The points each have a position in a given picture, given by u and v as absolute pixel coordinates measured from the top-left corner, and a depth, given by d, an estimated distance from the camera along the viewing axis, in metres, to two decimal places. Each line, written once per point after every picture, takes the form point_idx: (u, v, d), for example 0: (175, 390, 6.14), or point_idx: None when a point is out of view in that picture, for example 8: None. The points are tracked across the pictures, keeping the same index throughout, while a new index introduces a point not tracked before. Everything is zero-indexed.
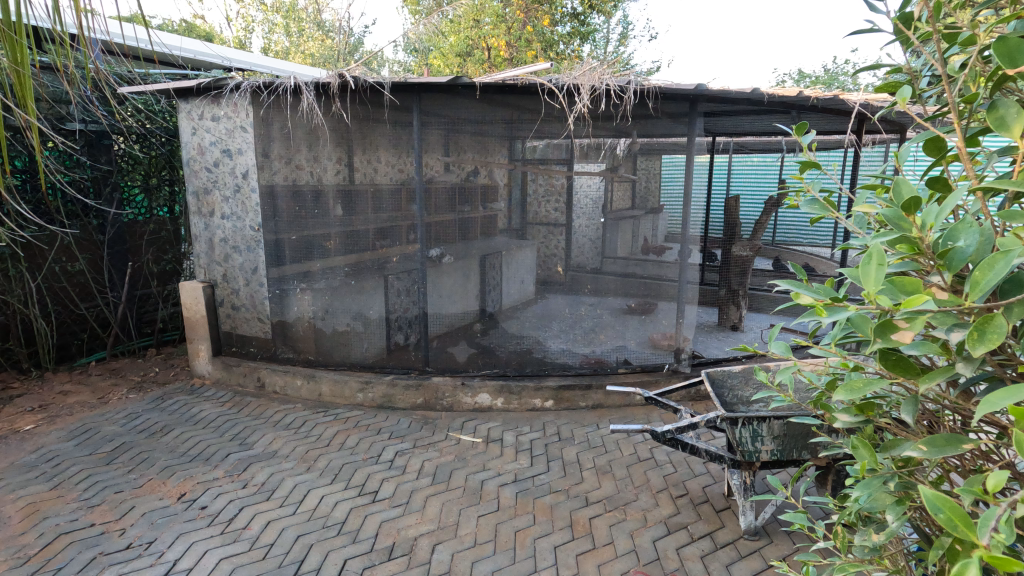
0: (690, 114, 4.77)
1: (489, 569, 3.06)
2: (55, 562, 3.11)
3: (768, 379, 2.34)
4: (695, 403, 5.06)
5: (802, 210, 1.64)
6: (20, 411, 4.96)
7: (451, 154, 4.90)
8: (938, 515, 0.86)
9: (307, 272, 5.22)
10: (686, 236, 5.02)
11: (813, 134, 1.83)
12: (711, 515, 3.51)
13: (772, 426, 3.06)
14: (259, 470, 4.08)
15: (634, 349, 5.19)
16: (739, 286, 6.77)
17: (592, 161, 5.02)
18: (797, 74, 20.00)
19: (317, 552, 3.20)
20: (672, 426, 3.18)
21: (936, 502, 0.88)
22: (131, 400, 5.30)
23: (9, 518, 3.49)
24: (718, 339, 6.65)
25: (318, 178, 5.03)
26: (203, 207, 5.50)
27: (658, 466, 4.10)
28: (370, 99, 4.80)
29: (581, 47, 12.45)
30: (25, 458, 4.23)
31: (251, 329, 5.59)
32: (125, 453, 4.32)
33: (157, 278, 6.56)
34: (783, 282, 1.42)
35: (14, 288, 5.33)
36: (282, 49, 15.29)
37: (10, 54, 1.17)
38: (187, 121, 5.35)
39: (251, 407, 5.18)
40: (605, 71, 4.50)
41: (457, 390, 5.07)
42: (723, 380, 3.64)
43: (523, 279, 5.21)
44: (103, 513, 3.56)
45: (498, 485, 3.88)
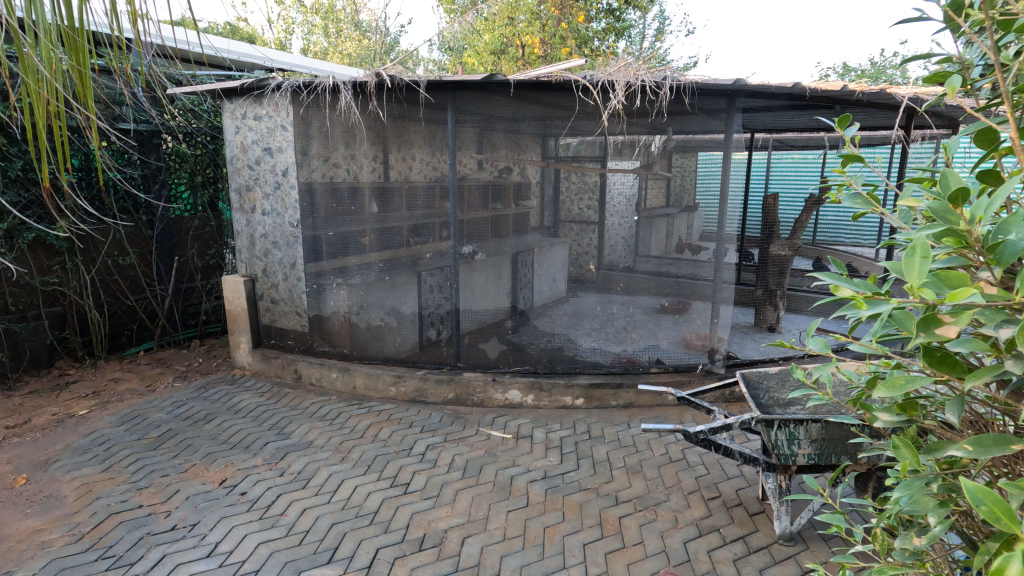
0: (728, 109, 4.67)
1: (518, 564, 3.09)
2: (106, 540, 3.28)
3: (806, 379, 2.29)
4: (729, 405, 4.97)
5: (844, 205, 1.59)
6: (75, 397, 5.24)
7: (485, 152, 4.95)
8: (981, 508, 0.86)
9: (344, 268, 5.35)
10: (722, 236, 4.89)
11: (857, 126, 1.77)
12: (744, 518, 3.45)
13: (810, 429, 2.98)
14: (296, 459, 4.20)
15: (667, 348, 5.12)
16: (777, 286, 6.61)
17: (626, 158, 5.16)
18: (842, 68, 19.33)
19: (350, 540, 3.28)
20: (705, 427, 3.14)
21: (977, 494, 0.87)
22: (176, 388, 5.54)
23: (66, 497, 3.70)
24: (754, 340, 6.51)
25: (355, 175, 5.14)
26: (245, 204, 5.68)
27: (690, 468, 4.04)
28: (406, 97, 4.88)
29: (616, 43, 12.38)
30: (79, 441, 4.46)
31: (289, 322, 5.74)
32: (171, 439, 4.51)
33: (201, 272, 6.81)
34: (824, 277, 1.40)
35: (70, 280, 5.62)
36: (322, 49, 15.70)
37: (72, 56, 1.24)
38: (231, 120, 5.52)
39: (288, 398, 5.33)
40: (641, 68, 4.46)
41: (488, 386, 5.10)
42: (759, 382, 3.56)
43: (555, 277, 5.29)
44: (150, 495, 3.73)
45: (527, 482, 3.90)
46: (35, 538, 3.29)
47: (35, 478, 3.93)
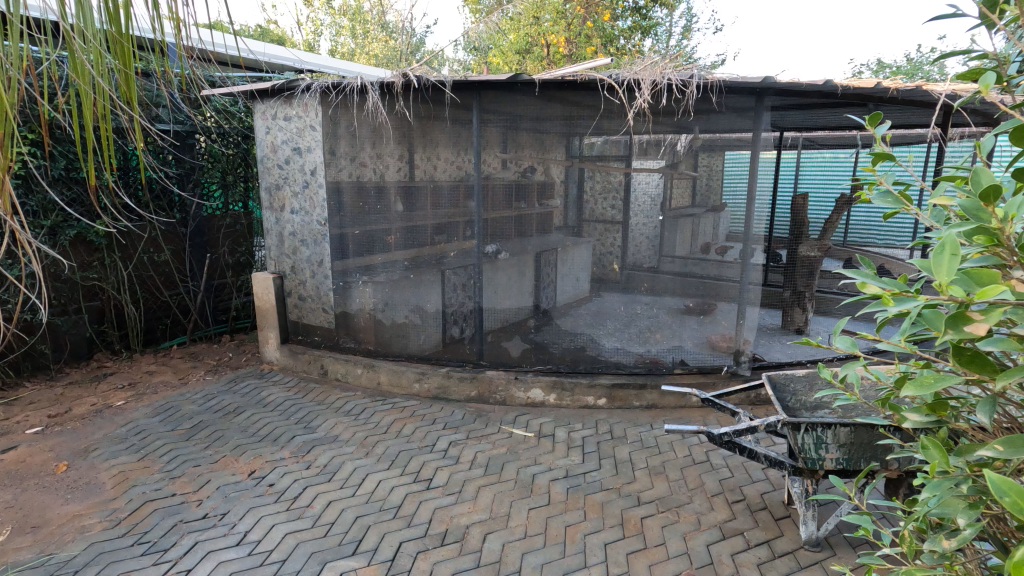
0: (756, 107, 4.62)
1: (539, 561, 3.10)
2: (141, 526, 3.40)
3: (835, 379, 2.25)
4: (754, 408, 4.91)
5: (874, 204, 1.57)
6: (113, 388, 5.44)
7: (509, 151, 4.98)
8: (1003, 499, 0.85)
9: (369, 265, 5.44)
10: (749, 236, 4.83)
11: (889, 124, 1.73)
12: (769, 522, 3.41)
13: (838, 434, 2.92)
14: (322, 453, 4.29)
15: (691, 350, 5.09)
16: (806, 288, 6.48)
17: (650, 157, 4.98)
18: (877, 65, 18.82)
19: (374, 533, 3.34)
20: (729, 429, 3.10)
21: (1001, 487, 0.87)
22: (208, 381, 5.70)
23: (104, 484, 3.85)
24: (781, 343, 6.41)
25: (381, 174, 5.22)
26: (275, 203, 5.82)
27: (714, 470, 4.01)
28: (432, 97, 4.94)
29: (643, 41, 12.34)
30: (117, 431, 4.63)
31: (316, 319, 5.85)
32: (202, 431, 4.65)
33: (232, 270, 7.01)
34: (852, 274, 1.40)
35: (109, 276, 5.84)
36: (350, 51, 16.01)
37: (118, 59, 1.30)
38: (262, 120, 5.66)
39: (315, 393, 5.45)
40: (668, 66, 4.45)
41: (511, 384, 5.13)
42: (786, 384, 3.51)
43: (578, 277, 5.23)
44: (183, 484, 3.86)
45: (549, 480, 3.92)
46: (75, 523, 3.43)
47: (75, 465, 4.09)
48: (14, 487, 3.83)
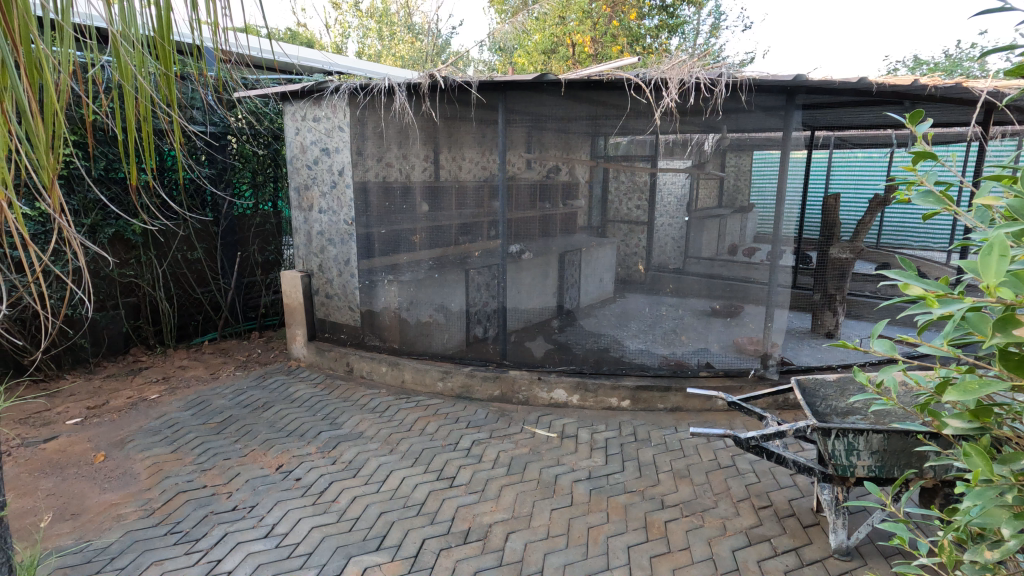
0: (786, 107, 4.56)
1: (561, 562, 3.10)
2: (174, 516, 3.50)
3: (870, 383, 2.20)
4: (782, 412, 4.82)
5: (914, 204, 1.53)
6: (147, 381, 5.62)
7: (534, 151, 4.99)
8: None
9: (395, 265, 5.50)
10: (778, 237, 4.80)
11: (930, 122, 1.68)
12: (797, 530, 3.34)
13: (870, 440, 2.85)
14: (347, 449, 4.36)
15: (717, 352, 5.02)
16: (836, 290, 6.37)
17: (677, 157, 4.88)
18: (914, 61, 18.26)
19: (398, 529, 3.38)
20: (756, 434, 3.04)
21: None
22: (238, 377, 5.85)
23: (138, 475, 3.97)
24: (811, 346, 6.27)
25: (407, 174, 5.28)
26: (304, 202, 5.93)
27: (740, 475, 3.94)
28: (458, 98, 4.97)
29: (669, 40, 12.25)
30: (151, 423, 4.78)
31: (342, 317, 5.94)
32: (232, 425, 4.77)
33: (261, 268, 7.18)
34: (891, 273, 1.38)
35: (145, 273, 6.02)
36: (376, 52, 16.25)
37: (160, 60, 1.34)
38: (292, 121, 5.77)
39: (341, 389, 5.54)
40: (696, 64, 4.39)
41: (534, 384, 5.14)
42: (815, 389, 3.43)
43: (603, 278, 5.27)
44: (214, 476, 3.96)
45: (571, 481, 3.90)
46: (112, 511, 3.55)
47: (112, 455, 4.24)
48: (55, 475, 3.98)
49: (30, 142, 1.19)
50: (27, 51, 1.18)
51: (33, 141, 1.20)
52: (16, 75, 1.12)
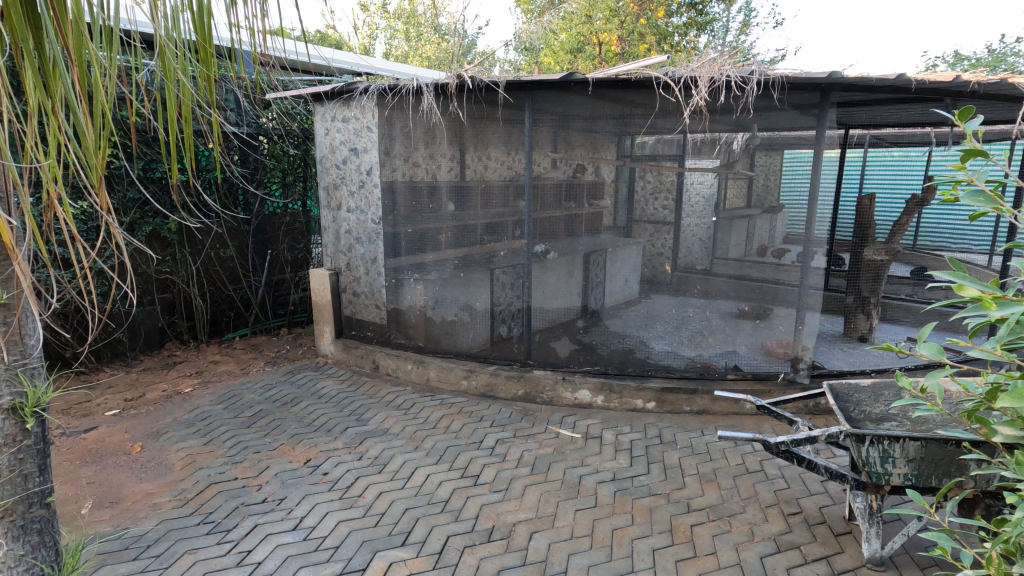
0: (821, 104, 4.41)
1: (585, 564, 3.08)
2: (207, 506, 3.60)
3: (914, 388, 2.14)
4: (813, 417, 4.71)
5: (963, 204, 1.48)
6: (181, 375, 5.79)
7: (560, 150, 5.04)
8: None
9: (421, 264, 5.56)
10: (811, 237, 4.60)
11: (981, 121, 1.62)
12: (828, 538, 3.26)
13: (907, 448, 2.77)
14: (373, 445, 4.42)
15: (746, 355, 4.92)
16: (870, 294, 6.24)
17: (706, 157, 4.82)
18: (954, 56, 17.63)
19: (422, 526, 3.40)
20: (786, 438, 2.98)
21: None
22: (268, 372, 5.98)
23: (173, 466, 4.09)
24: (843, 351, 6.12)
25: (433, 174, 5.34)
26: (333, 202, 6.02)
27: (768, 480, 3.87)
28: (485, 97, 4.98)
29: (697, 37, 12.11)
30: (185, 416, 4.92)
31: (368, 315, 6.02)
32: (262, 419, 4.87)
33: (290, 266, 7.33)
34: (941, 273, 1.36)
35: (180, 270, 6.20)
36: (403, 53, 16.45)
37: (201, 61, 1.38)
38: (322, 122, 5.87)
39: (367, 386, 5.62)
40: (726, 62, 4.31)
41: (558, 384, 5.11)
42: (849, 394, 3.36)
43: (628, 278, 5.27)
44: (244, 469, 4.06)
45: (596, 482, 3.88)
46: (148, 500, 3.67)
47: (149, 446, 4.37)
48: (94, 464, 4.12)
49: (79, 141, 1.23)
50: (78, 54, 1.22)
51: (81, 141, 1.24)
52: (68, 76, 1.16)
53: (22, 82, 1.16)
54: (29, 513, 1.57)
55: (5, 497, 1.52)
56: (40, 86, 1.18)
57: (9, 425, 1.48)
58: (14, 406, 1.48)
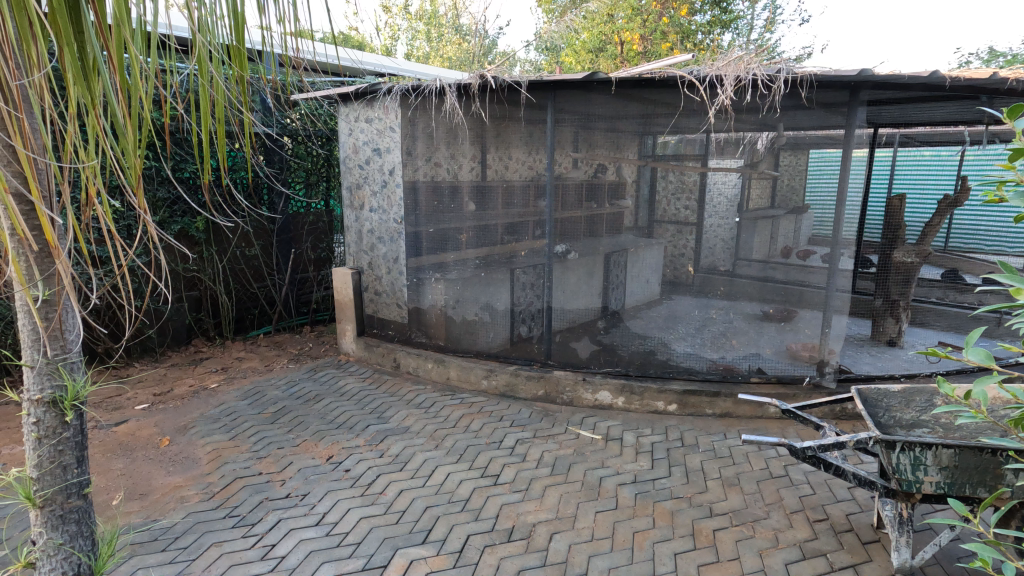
0: (850, 103, 4.33)
1: (606, 566, 3.06)
2: (232, 500, 3.67)
3: (958, 395, 2.13)
4: (839, 422, 4.62)
5: (1011, 206, 1.43)
6: (207, 371, 5.90)
7: (581, 150, 4.98)
8: None
9: (442, 263, 5.59)
10: (838, 239, 4.55)
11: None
12: (855, 546, 3.19)
13: (940, 455, 2.68)
14: (394, 443, 4.46)
15: (770, 358, 4.85)
16: (900, 296, 6.11)
17: (729, 156, 4.72)
18: (988, 53, 17.12)
19: (443, 524, 3.42)
20: (813, 443, 2.91)
21: None
22: (291, 369, 6.07)
23: (200, 460, 4.18)
24: (871, 355, 6.01)
25: (455, 174, 5.35)
26: (355, 201, 6.09)
27: (793, 486, 3.80)
28: (508, 98, 4.99)
29: (721, 36, 12.01)
30: (211, 411, 5.02)
31: (390, 313, 6.07)
32: (285, 415, 4.95)
33: (313, 264, 7.44)
34: (999, 276, 1.37)
35: (206, 268, 6.32)
36: (424, 54, 16.56)
37: (235, 63, 1.41)
38: (345, 123, 5.94)
39: (388, 384, 5.67)
40: (753, 61, 4.26)
41: (579, 385, 5.09)
42: (878, 400, 3.25)
43: (648, 279, 5.17)
44: (269, 464, 4.12)
45: (617, 484, 3.86)
46: (176, 493, 3.75)
47: (176, 440, 4.47)
48: (125, 456, 4.23)
49: (118, 140, 1.26)
50: (118, 56, 1.25)
51: (120, 141, 1.27)
52: (107, 78, 1.18)
53: (65, 83, 1.20)
54: (67, 504, 1.62)
55: (46, 486, 1.57)
56: (81, 87, 1.21)
57: (50, 417, 1.54)
58: (54, 399, 1.53)
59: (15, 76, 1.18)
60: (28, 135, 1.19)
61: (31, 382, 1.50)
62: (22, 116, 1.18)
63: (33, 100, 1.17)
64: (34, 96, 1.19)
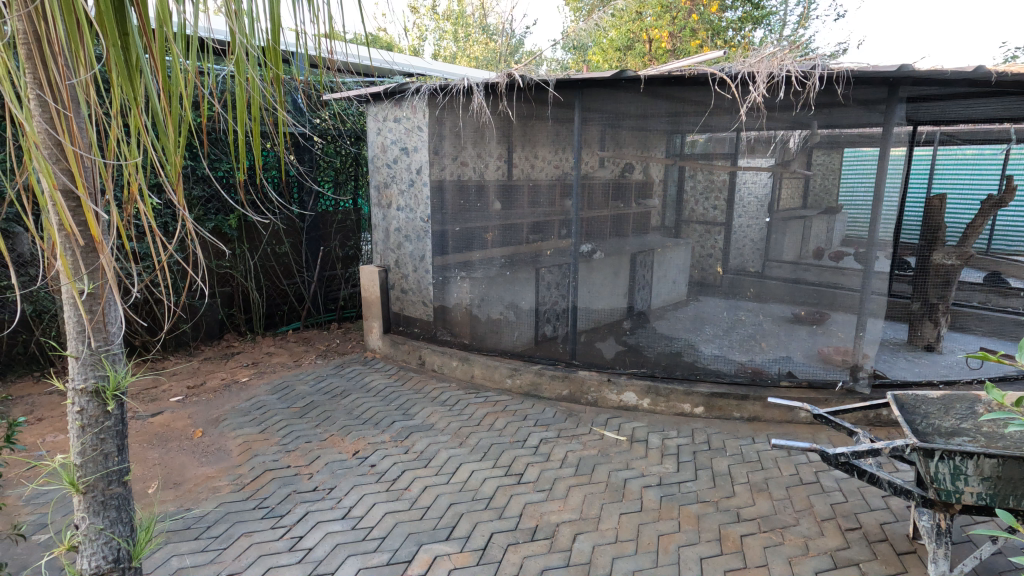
0: (888, 100, 4.19)
1: (630, 568, 3.04)
2: (262, 492, 3.75)
3: (1008, 402, 2.07)
4: (873, 429, 4.49)
5: None
6: (239, 365, 6.05)
7: (608, 149, 4.92)
8: None
9: (467, 262, 5.61)
10: (873, 240, 4.40)
11: None
12: (890, 556, 3.09)
13: (982, 465, 2.58)
14: (419, 439, 4.49)
15: (801, 361, 4.72)
16: (939, 299, 5.90)
17: (759, 155, 4.71)
18: None
19: (466, 521, 3.44)
20: (846, 449, 2.83)
21: None
22: (319, 364, 6.18)
23: (231, 451, 4.29)
24: (907, 360, 5.86)
25: (481, 173, 5.37)
26: (383, 200, 6.15)
27: (825, 493, 3.71)
28: (535, 96, 4.98)
29: (752, 32, 11.83)
30: (242, 404, 5.14)
31: (415, 311, 6.12)
32: (313, 410, 5.04)
33: (341, 262, 7.56)
34: None
35: (239, 265, 6.49)
36: (452, 54, 16.76)
37: (271, 64, 1.43)
38: (374, 123, 6.01)
39: (413, 381, 5.73)
40: (787, 57, 4.16)
41: (604, 386, 5.04)
42: (916, 406, 3.15)
43: (675, 279, 5.14)
44: (297, 458, 4.20)
45: (641, 486, 3.82)
46: (208, 483, 3.85)
47: (209, 432, 4.59)
48: (160, 446, 4.36)
49: (158, 137, 1.29)
50: (160, 59, 1.28)
51: (161, 138, 1.29)
52: (149, 78, 1.21)
53: (110, 83, 1.23)
54: (108, 491, 1.68)
55: (88, 473, 1.63)
56: (126, 86, 1.24)
57: (93, 406, 1.59)
58: (97, 389, 1.59)
59: (63, 76, 1.21)
60: (76, 133, 1.23)
61: (77, 371, 1.56)
62: (69, 114, 1.22)
63: (81, 98, 1.20)
64: (80, 94, 1.23)
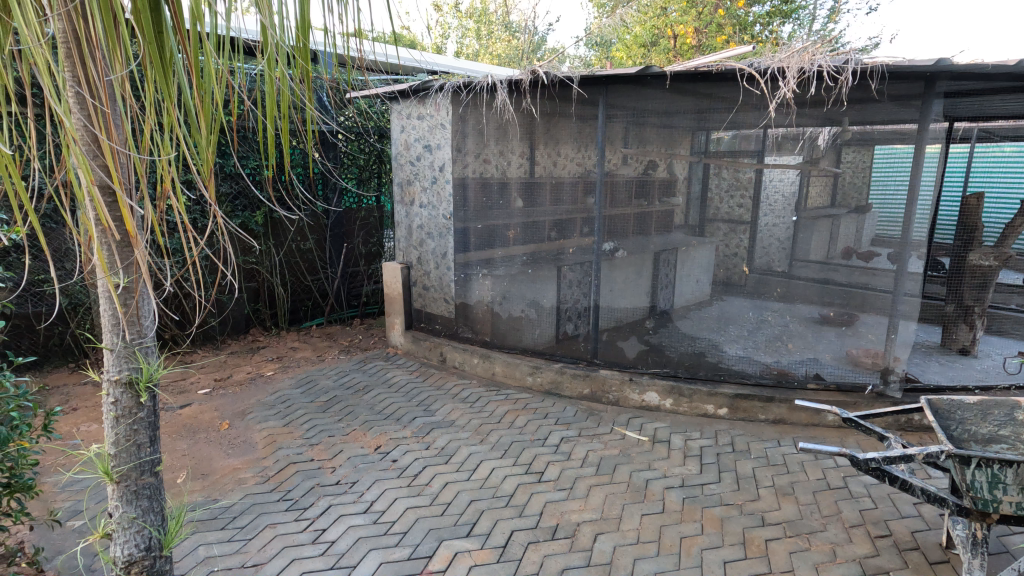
0: (925, 95, 4.04)
1: (651, 570, 3.00)
2: (286, 484, 3.81)
3: None
4: (904, 434, 4.37)
5: None
6: (264, 359, 6.15)
7: (632, 146, 4.85)
8: None
9: (489, 259, 5.61)
10: (906, 241, 4.24)
11: None
12: (921, 565, 3.00)
13: (1021, 474, 2.48)
14: (440, 436, 4.51)
15: (829, 363, 4.61)
16: (974, 301, 5.76)
17: (787, 152, 4.57)
18: None
19: (487, 518, 3.44)
20: (878, 455, 2.74)
21: None
22: (341, 359, 6.25)
23: (256, 444, 4.36)
24: (940, 365, 5.70)
25: (503, 170, 5.37)
26: (406, 197, 6.18)
27: (853, 499, 3.61)
28: (559, 94, 4.96)
29: (781, 27, 11.57)
30: (267, 398, 5.22)
31: (437, 308, 6.15)
32: (336, 405, 5.09)
33: (364, 259, 7.64)
34: None
35: (265, 261, 6.60)
36: (474, 51, 16.81)
37: (300, 62, 1.43)
38: (398, 120, 6.03)
39: (434, 377, 5.76)
40: (819, 52, 4.04)
41: (625, 385, 4.99)
42: (950, 412, 3.04)
43: (698, 279, 5.00)
44: (320, 451, 4.26)
45: (664, 487, 3.77)
46: (234, 475, 3.92)
47: (235, 425, 4.68)
48: (188, 437, 4.46)
49: (191, 134, 1.31)
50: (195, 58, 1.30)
51: (194, 135, 1.31)
52: (183, 74, 1.22)
53: (146, 81, 1.24)
54: (140, 480, 1.71)
55: (121, 463, 1.66)
56: (160, 83, 1.25)
57: (127, 397, 1.63)
58: (130, 380, 1.62)
59: (100, 73, 1.23)
60: (112, 129, 1.24)
61: (111, 363, 1.59)
62: (106, 111, 1.24)
63: (118, 95, 1.22)
64: (117, 91, 1.24)
